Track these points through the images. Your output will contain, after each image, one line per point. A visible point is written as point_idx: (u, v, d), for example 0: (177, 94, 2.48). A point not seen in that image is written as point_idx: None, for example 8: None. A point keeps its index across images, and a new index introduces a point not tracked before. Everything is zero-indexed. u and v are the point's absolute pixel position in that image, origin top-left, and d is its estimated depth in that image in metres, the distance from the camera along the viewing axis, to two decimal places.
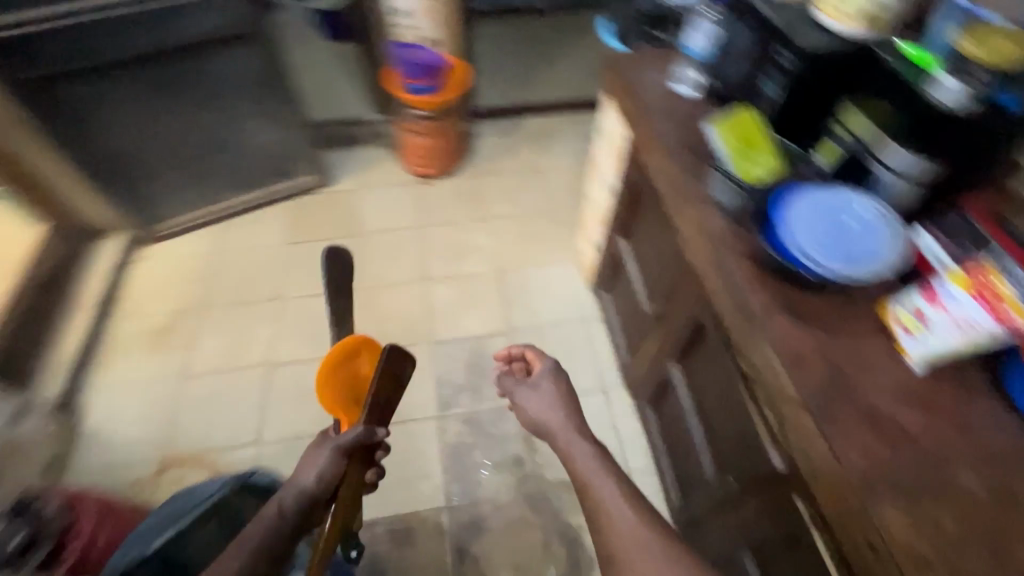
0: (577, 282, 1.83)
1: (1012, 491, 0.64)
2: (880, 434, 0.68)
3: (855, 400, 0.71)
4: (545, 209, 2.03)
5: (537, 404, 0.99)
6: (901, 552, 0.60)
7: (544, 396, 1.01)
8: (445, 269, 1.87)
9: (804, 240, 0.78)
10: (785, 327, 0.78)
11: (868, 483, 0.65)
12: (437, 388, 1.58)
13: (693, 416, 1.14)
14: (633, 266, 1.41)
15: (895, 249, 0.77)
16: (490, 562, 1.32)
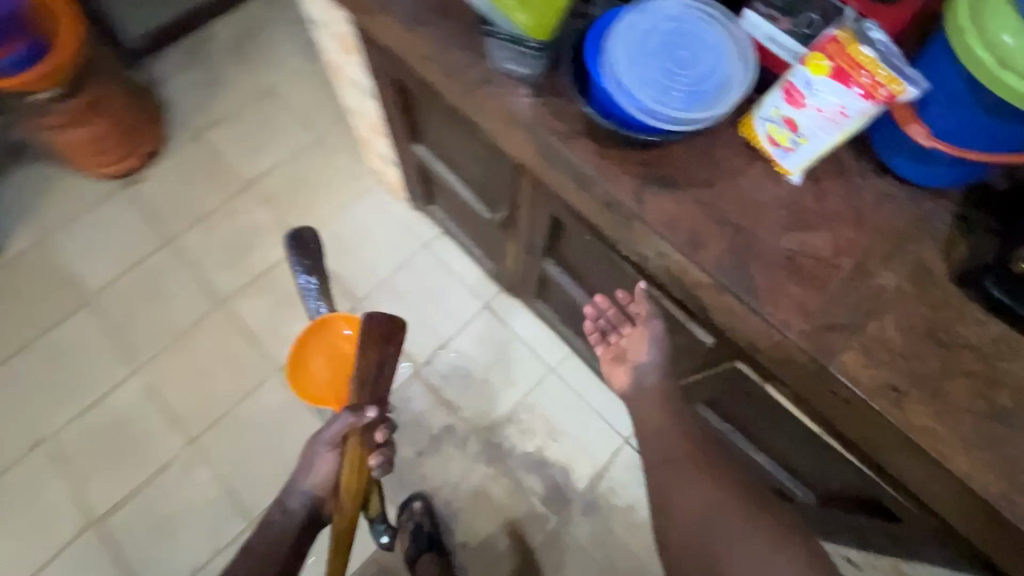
0: (394, 207, 1.51)
1: (924, 265, 0.61)
2: (802, 280, 0.59)
3: (764, 253, 0.61)
4: (307, 138, 1.59)
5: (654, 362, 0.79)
6: (872, 394, 0.56)
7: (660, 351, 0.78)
8: (236, 276, 1.44)
9: (637, 90, 0.60)
10: (661, 207, 0.63)
11: (816, 339, 0.58)
12: (318, 415, 1.31)
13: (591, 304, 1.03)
14: (447, 172, 1.15)
15: (732, 54, 0.63)
16: (480, 536, 1.23)
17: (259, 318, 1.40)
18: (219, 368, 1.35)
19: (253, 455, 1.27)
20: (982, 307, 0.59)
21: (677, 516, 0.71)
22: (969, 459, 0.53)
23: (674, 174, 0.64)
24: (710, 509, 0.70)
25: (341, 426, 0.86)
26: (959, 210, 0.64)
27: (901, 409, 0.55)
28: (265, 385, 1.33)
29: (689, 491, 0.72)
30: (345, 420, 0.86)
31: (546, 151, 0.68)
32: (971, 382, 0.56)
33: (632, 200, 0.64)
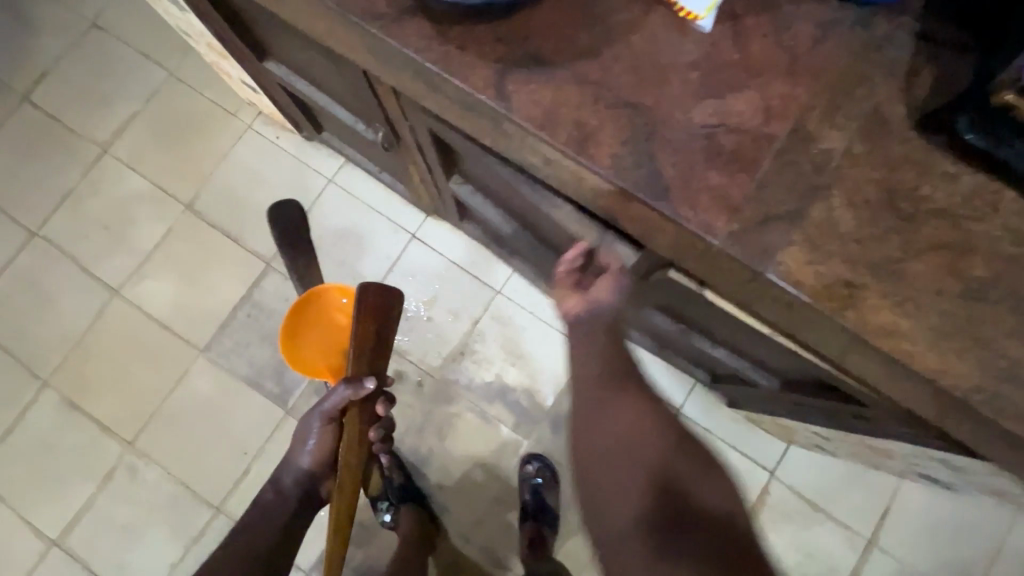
0: (284, 141, 1.28)
1: (880, 113, 0.47)
2: (724, 164, 0.45)
3: (675, 136, 0.46)
4: (159, 76, 1.31)
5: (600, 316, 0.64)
6: (819, 296, 0.44)
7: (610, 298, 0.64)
8: (123, 258, 1.26)
9: None
10: (533, 96, 0.46)
11: (748, 238, 0.45)
12: (257, 389, 1.21)
13: (511, 225, 0.89)
14: (314, 91, 0.93)
15: None
16: (453, 474, 1.20)
17: (163, 300, 1.24)
18: (135, 361, 1.22)
19: (198, 445, 1.19)
20: (953, 155, 0.46)
21: (607, 443, 0.59)
22: (938, 354, 0.43)
23: (546, 48, 0.47)
24: (641, 429, 0.59)
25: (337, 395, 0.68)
26: (921, 27, 0.48)
27: (856, 308, 0.44)
28: (192, 370, 1.22)
29: (618, 411, 0.60)
30: (341, 391, 0.67)
31: (374, 46, 0.50)
32: (939, 257, 0.45)
33: (492, 94, 0.47)
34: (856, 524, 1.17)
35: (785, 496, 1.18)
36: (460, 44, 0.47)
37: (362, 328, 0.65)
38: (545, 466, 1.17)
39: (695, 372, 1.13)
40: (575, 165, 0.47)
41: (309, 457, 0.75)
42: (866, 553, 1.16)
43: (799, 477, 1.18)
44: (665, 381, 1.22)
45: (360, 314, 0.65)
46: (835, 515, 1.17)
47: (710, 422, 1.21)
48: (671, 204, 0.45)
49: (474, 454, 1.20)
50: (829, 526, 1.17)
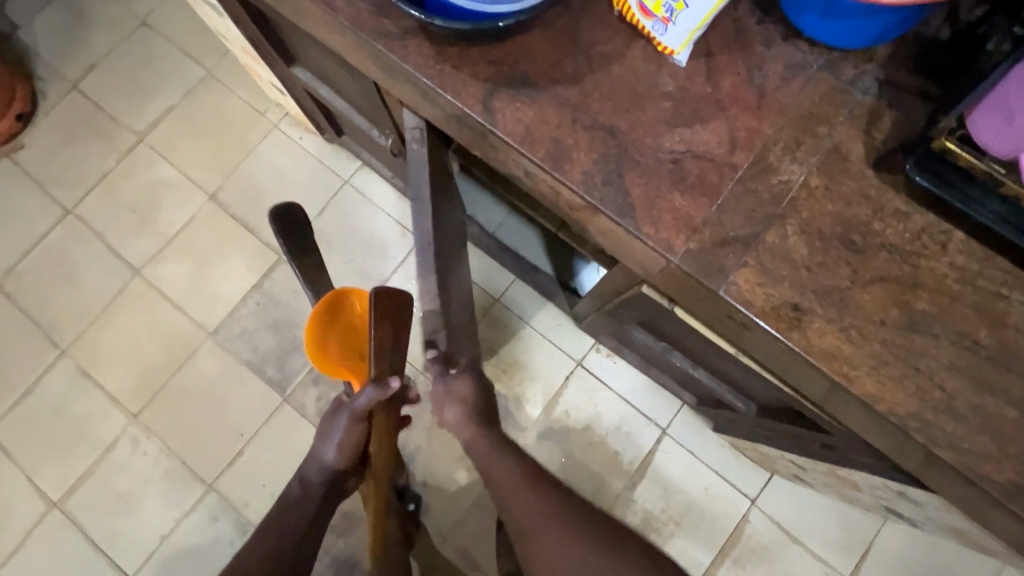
0: (307, 143, 1.36)
1: (840, 150, 0.50)
2: (687, 189, 0.49)
3: (644, 159, 0.50)
4: (197, 74, 1.40)
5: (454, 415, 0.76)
6: (767, 316, 0.47)
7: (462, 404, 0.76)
8: (147, 241, 1.33)
9: None
10: (517, 114, 0.51)
11: (705, 260, 0.48)
12: (259, 375, 1.26)
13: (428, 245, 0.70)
14: (334, 97, 0.99)
15: None
16: (438, 473, 1.23)
17: (180, 283, 1.31)
18: (147, 339, 1.28)
19: (198, 423, 1.24)
20: (906, 194, 0.49)
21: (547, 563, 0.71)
22: (877, 380, 0.46)
23: (533, 72, 0.52)
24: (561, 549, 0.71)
25: (364, 399, 0.64)
26: (886, 72, 0.51)
27: (802, 331, 0.47)
28: (200, 352, 1.27)
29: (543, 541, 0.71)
30: (366, 393, 0.63)
31: (379, 60, 0.55)
32: (885, 288, 0.47)
33: (480, 110, 0.51)
34: (835, 561, 1.16)
35: (765, 526, 1.18)
36: (454, 64, 0.52)
37: (380, 329, 0.60)
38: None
39: (683, 394, 1.15)
40: (551, 178, 0.51)
41: (335, 451, 0.73)
42: None
43: (781, 509, 1.18)
44: (654, 401, 1.24)
45: (382, 309, 0.59)
46: (814, 549, 1.17)
47: (696, 445, 1.22)
48: (636, 221, 0.49)
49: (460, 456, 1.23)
50: (808, 561, 1.16)
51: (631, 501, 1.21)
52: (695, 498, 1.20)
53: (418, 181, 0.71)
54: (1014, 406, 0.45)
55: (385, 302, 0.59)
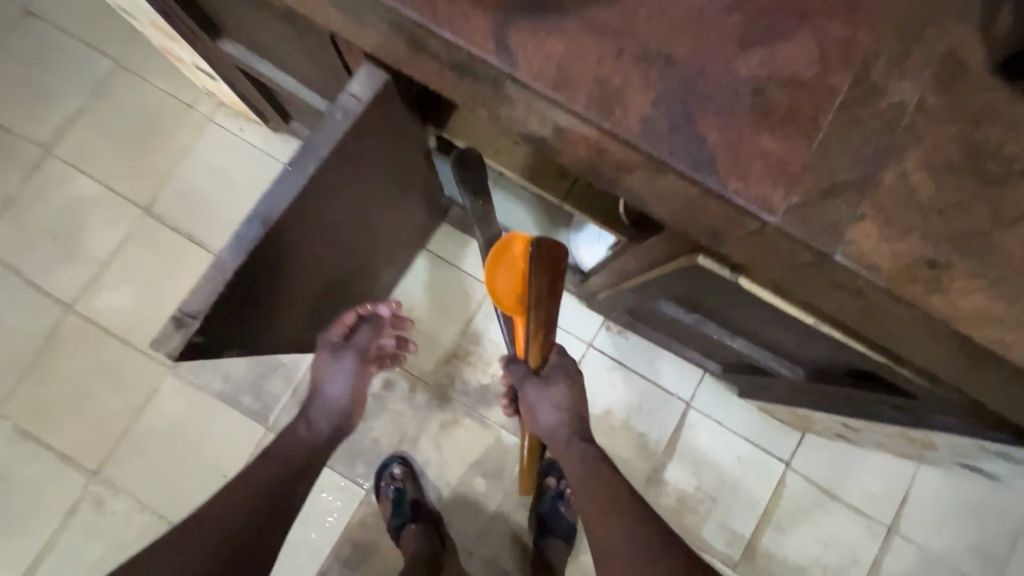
0: (249, 134, 1.17)
1: (956, 57, 0.39)
2: (776, 125, 0.37)
3: (716, 92, 0.38)
4: (104, 66, 1.19)
5: (544, 407, 0.74)
6: (897, 279, 0.37)
7: (558, 402, 0.74)
8: (76, 269, 1.14)
9: None
10: (542, 50, 0.38)
11: (814, 216, 0.37)
12: (234, 406, 1.10)
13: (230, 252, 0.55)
14: (274, 70, 0.82)
15: None
16: (453, 485, 1.11)
17: (123, 314, 1.13)
18: (95, 382, 1.11)
19: (170, 469, 1.09)
20: None
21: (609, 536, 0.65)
22: None
23: None
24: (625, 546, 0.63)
25: (366, 335, 0.81)
26: None
27: (941, 292, 0.37)
28: (160, 390, 1.11)
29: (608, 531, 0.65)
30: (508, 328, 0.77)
31: None
32: None
33: (491, 48, 0.38)
34: (877, 513, 1.12)
35: (802, 489, 1.13)
36: None
37: (540, 279, 0.52)
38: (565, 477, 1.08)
39: (706, 362, 1.06)
40: (598, 128, 0.38)
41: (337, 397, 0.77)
42: (887, 541, 1.11)
43: (818, 469, 1.13)
44: (674, 373, 1.16)
45: (540, 266, 0.52)
46: (855, 504, 1.12)
47: (722, 413, 1.15)
48: (722, 177, 0.37)
49: (475, 463, 1.11)
50: (848, 518, 1.12)
51: (663, 483, 1.13)
52: (729, 469, 1.14)
53: (303, 153, 0.56)
54: None
55: (545, 261, 0.51)
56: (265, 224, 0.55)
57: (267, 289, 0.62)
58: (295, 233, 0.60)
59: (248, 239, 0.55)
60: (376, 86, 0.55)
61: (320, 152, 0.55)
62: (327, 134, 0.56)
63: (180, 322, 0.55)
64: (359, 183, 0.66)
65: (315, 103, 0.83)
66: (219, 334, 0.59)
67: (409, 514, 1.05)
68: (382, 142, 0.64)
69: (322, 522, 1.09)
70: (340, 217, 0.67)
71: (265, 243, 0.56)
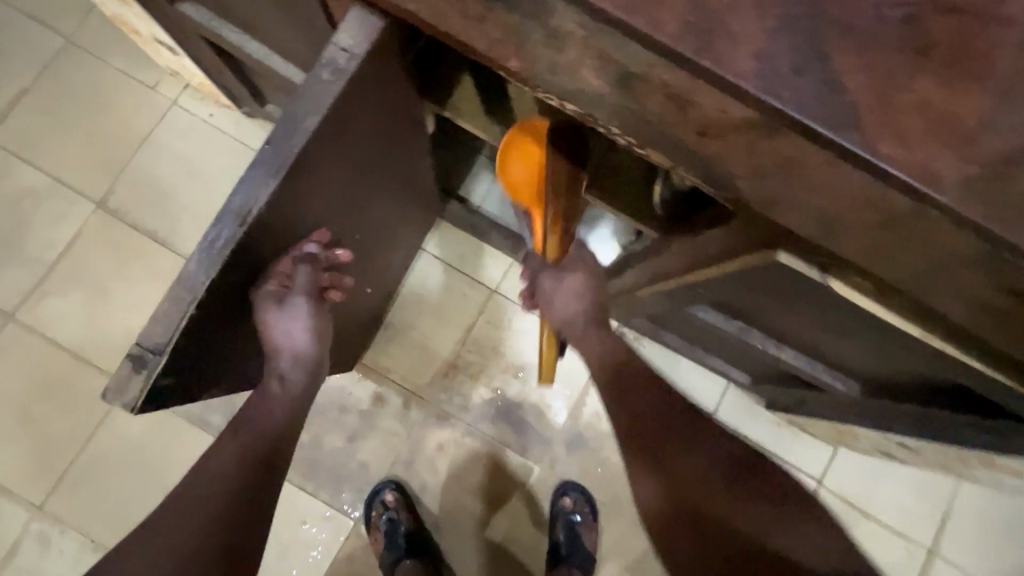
0: (219, 120, 1.04)
1: None
2: (943, 67, 0.27)
3: (859, 22, 0.27)
4: (52, 41, 1.05)
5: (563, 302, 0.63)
6: None
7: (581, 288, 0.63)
8: (18, 273, 1.00)
9: None
10: None
11: (1002, 194, 0.26)
12: (203, 427, 0.97)
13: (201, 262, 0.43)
14: (243, 36, 0.70)
15: None
16: (452, 512, 0.99)
17: (74, 324, 0.99)
18: (40, 402, 0.97)
19: (128, 500, 0.95)
20: None
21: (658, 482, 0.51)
22: None
23: None
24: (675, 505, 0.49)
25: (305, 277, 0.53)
26: None
27: None
28: (117, 411, 0.97)
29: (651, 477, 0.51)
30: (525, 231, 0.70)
31: None
32: None
33: None
34: (916, 533, 1.03)
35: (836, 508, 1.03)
36: None
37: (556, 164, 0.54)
38: (584, 499, 0.97)
39: (733, 372, 0.96)
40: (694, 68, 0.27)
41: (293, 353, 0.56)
42: (927, 564, 1.03)
43: (852, 486, 1.04)
44: (695, 382, 1.05)
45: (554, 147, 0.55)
46: (891, 524, 1.04)
47: (748, 426, 1.04)
48: (868, 136, 0.26)
49: (476, 487, 0.99)
50: (885, 539, 1.03)
51: None
52: None
53: (279, 126, 0.44)
54: None
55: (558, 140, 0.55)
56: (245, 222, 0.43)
57: (247, 305, 0.50)
58: (282, 230, 0.48)
59: (221, 245, 0.43)
60: (371, 36, 0.44)
61: (306, 124, 0.44)
62: (307, 100, 0.44)
63: (141, 359, 0.44)
64: (353, 167, 0.54)
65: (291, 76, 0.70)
66: (191, 366, 0.48)
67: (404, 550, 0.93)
68: (379, 116, 0.52)
69: (305, 558, 0.96)
70: (334, 211, 0.55)
71: (245, 244, 0.44)
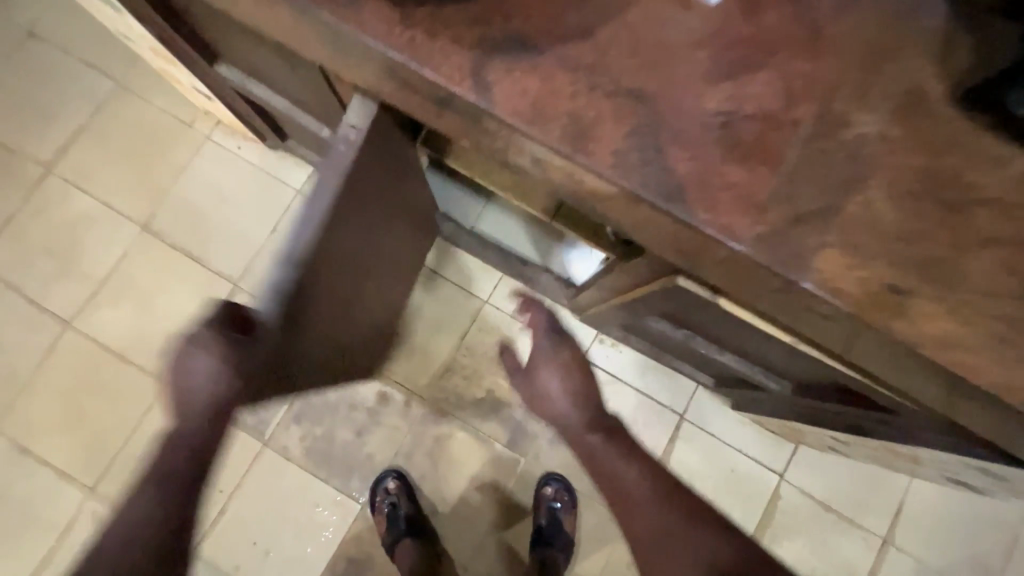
0: (247, 152, 1.19)
1: (916, 90, 0.41)
2: (744, 158, 0.39)
3: (686, 126, 0.39)
4: (106, 86, 1.21)
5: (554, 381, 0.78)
6: (862, 304, 0.38)
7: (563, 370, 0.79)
8: (75, 288, 1.15)
9: None
10: (519, 86, 0.39)
11: (780, 247, 0.38)
12: (230, 422, 1.12)
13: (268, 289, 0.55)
14: (269, 93, 0.85)
15: None
16: (447, 499, 1.11)
17: (123, 331, 1.14)
18: (94, 399, 1.12)
19: None
20: (1001, 136, 0.40)
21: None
22: (1005, 364, 0.37)
23: (533, 30, 0.40)
24: None
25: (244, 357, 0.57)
26: None
27: (906, 318, 0.38)
28: (157, 406, 1.12)
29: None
30: None
31: (330, 37, 0.42)
32: (994, 253, 0.39)
33: (470, 84, 0.40)
34: (871, 524, 1.13)
35: (798, 500, 1.13)
36: (427, 28, 0.40)
37: None
38: (565, 489, 1.09)
39: (698, 375, 1.07)
40: (573, 160, 0.40)
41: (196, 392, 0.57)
42: (884, 553, 1.12)
43: (812, 483, 1.14)
44: (668, 383, 1.16)
45: None
46: (852, 516, 1.13)
47: (715, 424, 1.15)
48: (689, 206, 0.39)
49: (469, 477, 1.12)
50: (844, 530, 1.12)
51: None
52: (722, 480, 1.14)
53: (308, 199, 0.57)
54: None
55: None
56: (298, 274, 0.56)
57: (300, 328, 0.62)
58: (320, 281, 0.61)
59: (276, 285, 0.55)
60: (369, 115, 0.57)
61: (328, 185, 0.57)
62: (336, 175, 0.57)
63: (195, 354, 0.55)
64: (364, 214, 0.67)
65: (318, 128, 0.86)
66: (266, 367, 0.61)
67: (399, 525, 1.05)
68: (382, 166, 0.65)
69: (319, 538, 1.10)
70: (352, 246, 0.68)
71: (294, 295, 0.57)
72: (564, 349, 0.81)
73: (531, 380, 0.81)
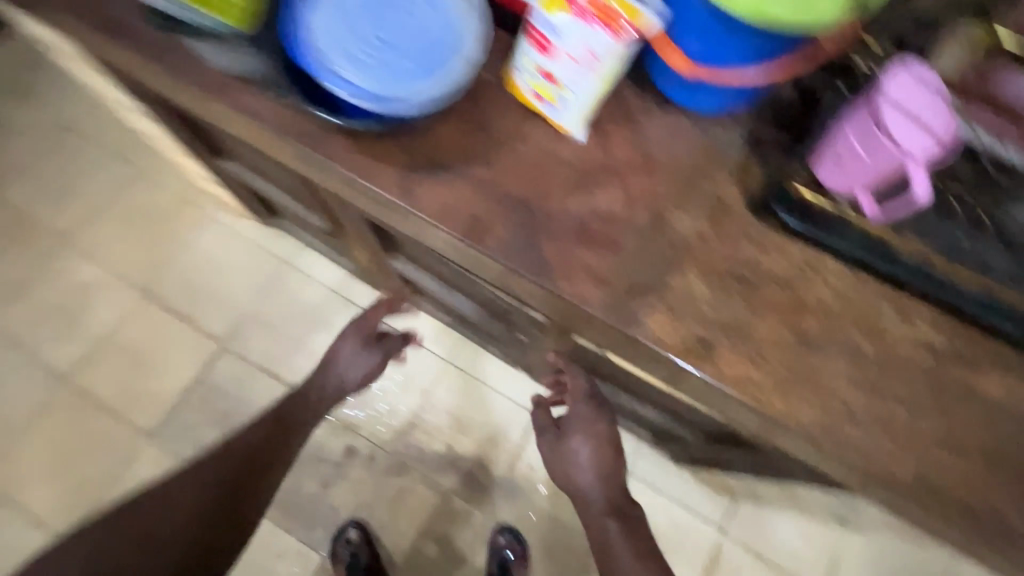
0: (243, 228, 1.35)
1: (724, 199, 0.56)
2: (595, 248, 0.54)
3: (553, 225, 0.55)
4: (124, 170, 1.39)
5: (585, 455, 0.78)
6: (681, 353, 0.52)
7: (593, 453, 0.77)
8: (74, 348, 1.27)
9: (347, 69, 0.50)
10: (434, 195, 0.55)
11: (619, 312, 0.53)
12: None
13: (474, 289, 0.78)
14: (266, 184, 1.02)
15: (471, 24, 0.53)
16: (405, 550, 1.18)
17: (114, 386, 1.25)
18: (80, 450, 1.21)
19: None
20: (784, 232, 0.55)
21: None
22: (784, 400, 0.51)
23: (447, 157, 0.56)
24: None
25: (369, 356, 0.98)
26: (751, 130, 0.58)
27: (713, 363, 0.52)
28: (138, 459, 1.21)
29: None
30: None
31: (305, 157, 0.58)
32: (776, 317, 0.53)
33: (400, 194, 0.55)
34: None
35: (737, 553, 1.20)
36: (370, 155, 0.56)
37: None
38: (516, 539, 1.15)
39: (638, 431, 1.16)
40: (473, 248, 0.55)
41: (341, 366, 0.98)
42: None
43: (750, 534, 1.21)
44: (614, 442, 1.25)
45: None
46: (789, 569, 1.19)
47: (659, 479, 1.23)
48: (553, 282, 0.54)
49: (425, 527, 1.19)
50: None
51: None
52: (667, 534, 1.21)
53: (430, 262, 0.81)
54: (902, 405, 0.51)
55: None
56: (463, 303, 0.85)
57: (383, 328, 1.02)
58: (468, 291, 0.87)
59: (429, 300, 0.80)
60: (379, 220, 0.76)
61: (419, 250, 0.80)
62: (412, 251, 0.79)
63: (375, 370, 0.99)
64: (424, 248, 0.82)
65: (307, 212, 1.02)
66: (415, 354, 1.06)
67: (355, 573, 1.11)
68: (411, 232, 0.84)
69: None
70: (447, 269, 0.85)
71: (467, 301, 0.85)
72: (601, 418, 0.78)
73: (563, 444, 0.80)
